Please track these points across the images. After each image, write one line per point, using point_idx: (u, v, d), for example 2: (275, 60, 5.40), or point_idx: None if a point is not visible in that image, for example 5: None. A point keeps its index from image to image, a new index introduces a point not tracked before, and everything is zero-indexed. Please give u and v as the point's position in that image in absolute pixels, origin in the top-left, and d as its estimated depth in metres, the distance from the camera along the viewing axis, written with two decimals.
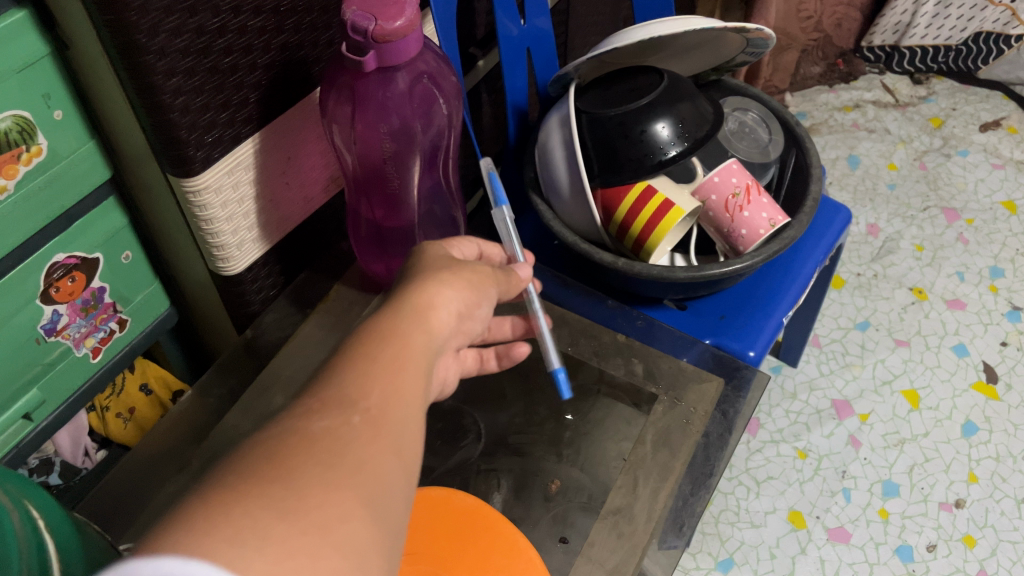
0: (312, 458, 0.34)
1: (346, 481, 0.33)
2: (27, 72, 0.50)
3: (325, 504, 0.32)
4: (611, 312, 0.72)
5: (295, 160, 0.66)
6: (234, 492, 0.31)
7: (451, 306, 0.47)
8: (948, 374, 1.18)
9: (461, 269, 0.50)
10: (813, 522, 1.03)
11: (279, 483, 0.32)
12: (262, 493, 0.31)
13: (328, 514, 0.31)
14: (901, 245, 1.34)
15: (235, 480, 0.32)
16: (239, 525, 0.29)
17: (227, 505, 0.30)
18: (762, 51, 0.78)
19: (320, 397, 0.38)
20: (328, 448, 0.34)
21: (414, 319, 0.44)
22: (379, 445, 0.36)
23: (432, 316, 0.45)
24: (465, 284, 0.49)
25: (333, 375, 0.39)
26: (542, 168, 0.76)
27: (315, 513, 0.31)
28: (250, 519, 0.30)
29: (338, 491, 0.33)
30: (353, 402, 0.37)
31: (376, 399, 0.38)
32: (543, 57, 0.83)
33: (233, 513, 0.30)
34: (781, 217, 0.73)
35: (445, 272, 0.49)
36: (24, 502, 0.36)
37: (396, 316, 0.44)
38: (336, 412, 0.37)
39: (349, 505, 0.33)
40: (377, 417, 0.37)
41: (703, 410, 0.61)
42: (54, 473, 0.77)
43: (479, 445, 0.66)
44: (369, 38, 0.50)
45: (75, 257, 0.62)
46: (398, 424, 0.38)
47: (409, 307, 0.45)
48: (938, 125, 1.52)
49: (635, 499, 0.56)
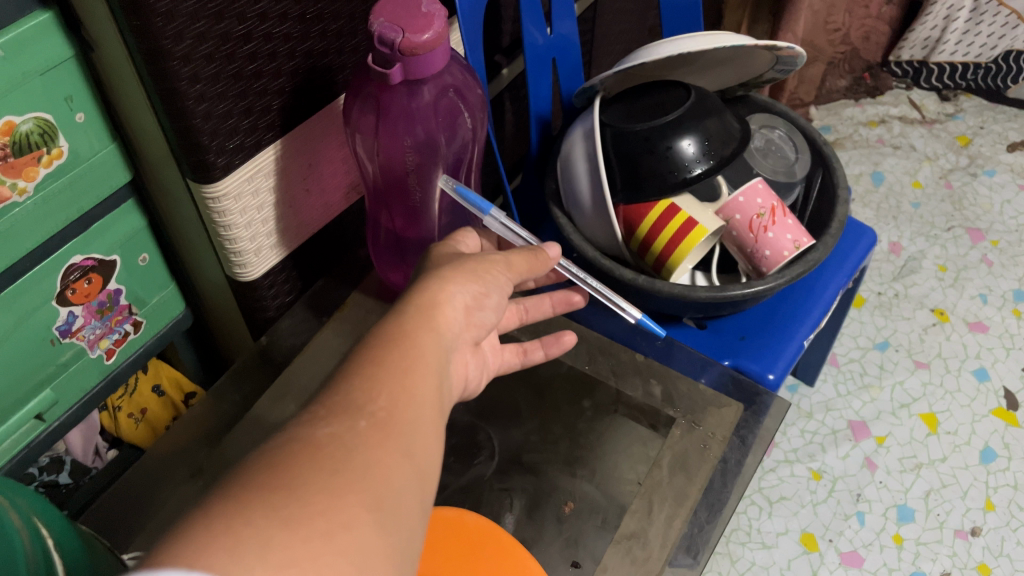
0: (317, 464, 0.32)
1: (352, 487, 0.32)
2: (50, 74, 0.50)
3: (328, 511, 0.31)
4: (630, 330, 0.71)
5: (317, 167, 0.65)
6: (234, 501, 0.30)
7: (458, 305, 0.45)
8: (967, 399, 1.16)
9: (469, 262, 0.48)
10: (826, 546, 1.02)
11: (282, 491, 0.31)
12: (264, 501, 0.30)
13: (331, 521, 0.30)
14: (924, 265, 1.33)
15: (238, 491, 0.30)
16: (241, 535, 0.28)
17: (229, 514, 0.29)
18: (792, 69, 0.76)
19: (327, 403, 0.36)
20: (332, 452, 0.33)
21: (422, 321, 0.42)
22: (386, 449, 0.35)
23: (440, 318, 0.43)
24: (470, 275, 0.47)
25: (344, 379, 0.38)
26: (564, 181, 0.75)
27: (319, 521, 0.30)
28: (252, 526, 0.29)
29: (342, 498, 0.31)
30: (360, 406, 0.36)
31: (383, 402, 0.37)
32: (569, 67, 0.82)
33: (234, 523, 0.29)
34: (806, 239, 0.72)
35: (451, 269, 0.47)
36: (33, 519, 0.35)
37: (402, 319, 0.42)
38: (343, 418, 0.35)
39: (355, 513, 0.31)
40: (384, 421, 0.36)
41: (721, 436, 0.60)
42: (64, 471, 0.77)
43: (493, 464, 0.65)
44: (396, 50, 0.49)
45: (93, 259, 0.62)
46: (408, 425, 0.36)
47: (416, 308, 0.43)
48: (965, 144, 1.50)
49: (649, 524, 0.55)
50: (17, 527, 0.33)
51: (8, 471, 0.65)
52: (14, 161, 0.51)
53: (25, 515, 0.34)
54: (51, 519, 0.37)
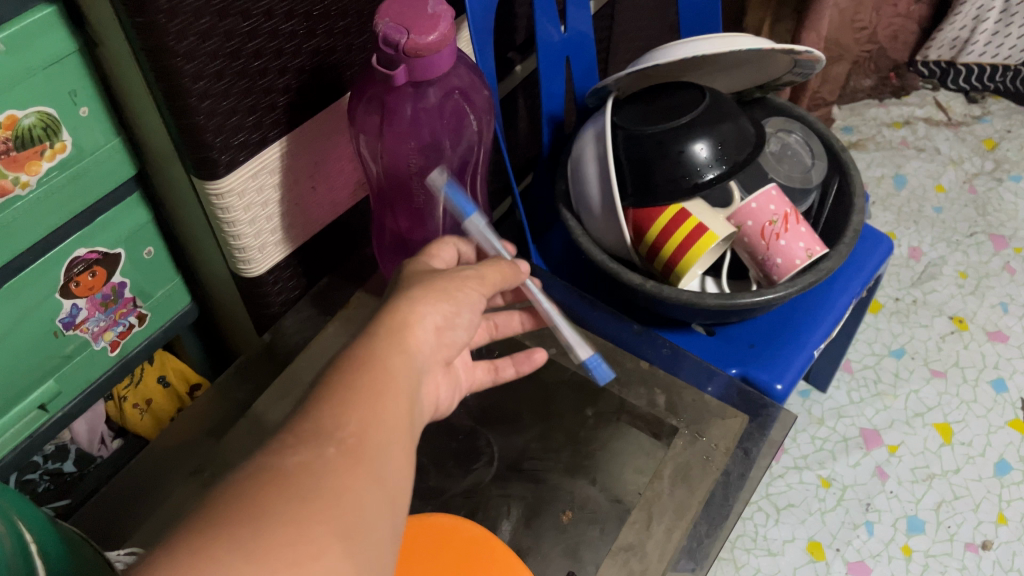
0: (285, 492, 0.32)
1: (321, 515, 0.32)
2: (53, 68, 0.49)
3: (296, 542, 0.30)
4: (636, 336, 0.70)
5: (323, 164, 0.65)
6: (196, 536, 0.29)
7: (429, 322, 0.45)
8: (983, 409, 1.14)
9: (443, 278, 0.48)
10: (833, 555, 1.01)
11: (248, 523, 0.30)
12: (228, 533, 0.30)
13: (298, 552, 0.30)
14: (944, 271, 1.30)
15: (197, 527, 0.30)
16: (203, 572, 0.28)
17: (193, 552, 0.29)
18: (810, 73, 0.75)
19: (298, 429, 0.35)
20: (301, 482, 0.33)
21: (391, 344, 0.42)
22: (356, 475, 0.34)
23: (410, 338, 0.43)
24: (441, 295, 0.46)
25: (316, 403, 0.37)
26: (574, 182, 0.74)
27: (285, 552, 0.30)
28: (213, 561, 0.28)
29: (309, 526, 0.31)
30: (327, 433, 0.35)
31: (353, 427, 0.36)
32: (583, 66, 0.80)
33: (195, 562, 0.28)
34: (819, 248, 0.70)
35: (423, 287, 0.46)
36: (16, 521, 0.34)
37: (370, 339, 0.42)
38: (311, 444, 0.35)
39: (324, 543, 0.31)
40: (355, 447, 0.35)
41: (724, 447, 0.59)
42: (69, 460, 0.77)
43: (491, 470, 0.64)
44: (400, 51, 0.48)
45: (97, 252, 0.62)
46: (378, 452, 0.36)
47: (384, 331, 0.42)
48: (991, 147, 1.47)
49: (648, 537, 0.55)
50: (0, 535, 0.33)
51: (11, 459, 0.65)
52: (16, 155, 0.50)
53: (10, 523, 0.34)
54: (38, 529, 0.36)
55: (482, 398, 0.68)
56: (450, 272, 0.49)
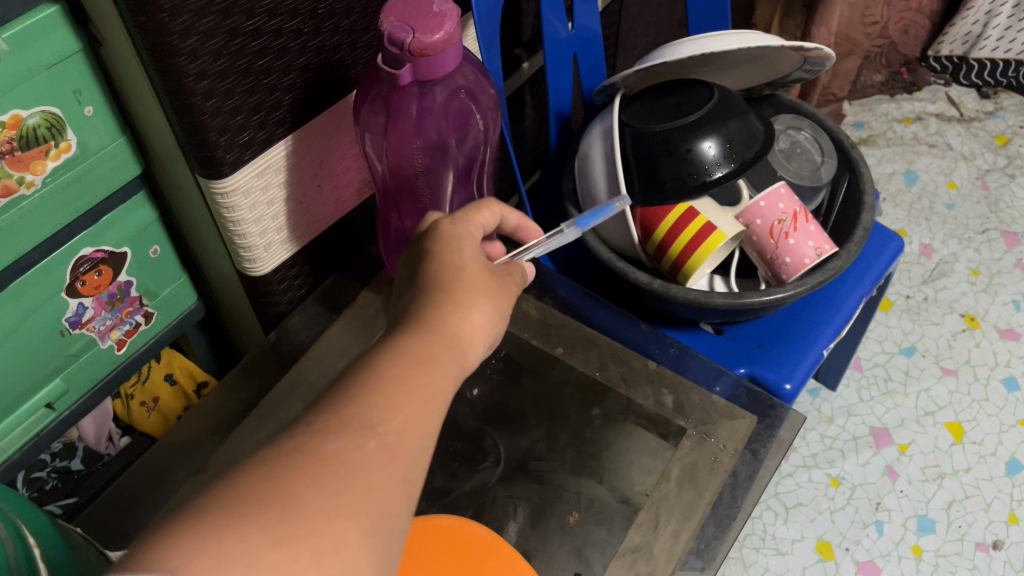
0: (319, 479, 0.33)
1: (350, 508, 0.32)
2: (57, 67, 0.49)
3: (323, 533, 0.31)
4: (643, 336, 0.69)
5: (328, 163, 0.64)
6: (229, 511, 0.30)
7: (483, 327, 0.44)
8: (995, 408, 1.13)
9: (502, 284, 0.47)
10: (842, 554, 1.00)
11: (279, 506, 0.31)
12: (258, 514, 0.31)
13: (324, 543, 0.31)
14: (956, 268, 1.29)
15: (233, 501, 0.31)
16: (232, 554, 0.29)
17: (223, 527, 0.30)
18: (819, 69, 0.74)
19: (340, 414, 0.36)
20: (335, 470, 0.33)
21: (453, 358, 0.41)
22: (387, 476, 0.34)
23: (466, 348, 0.43)
24: (496, 307, 0.45)
25: (356, 389, 0.37)
26: (581, 180, 0.73)
27: (311, 543, 0.31)
28: (243, 541, 0.30)
29: (337, 520, 0.32)
30: (371, 426, 0.36)
31: (398, 424, 0.36)
32: (590, 63, 0.80)
33: (226, 536, 0.29)
34: (828, 246, 0.70)
35: (487, 294, 0.45)
36: (18, 523, 0.35)
37: (429, 341, 0.41)
38: (353, 434, 0.35)
39: (349, 537, 0.32)
40: (395, 444, 0.36)
41: (732, 448, 0.59)
42: (76, 458, 0.77)
43: (497, 471, 0.64)
44: (405, 50, 0.48)
45: (103, 251, 0.62)
46: (411, 458, 0.36)
47: (449, 342, 0.42)
48: (1004, 143, 1.46)
49: (655, 539, 0.55)
50: (5, 539, 0.33)
51: (18, 458, 0.65)
52: (20, 155, 0.50)
53: (13, 527, 0.34)
54: (41, 533, 0.36)
55: (488, 398, 0.68)
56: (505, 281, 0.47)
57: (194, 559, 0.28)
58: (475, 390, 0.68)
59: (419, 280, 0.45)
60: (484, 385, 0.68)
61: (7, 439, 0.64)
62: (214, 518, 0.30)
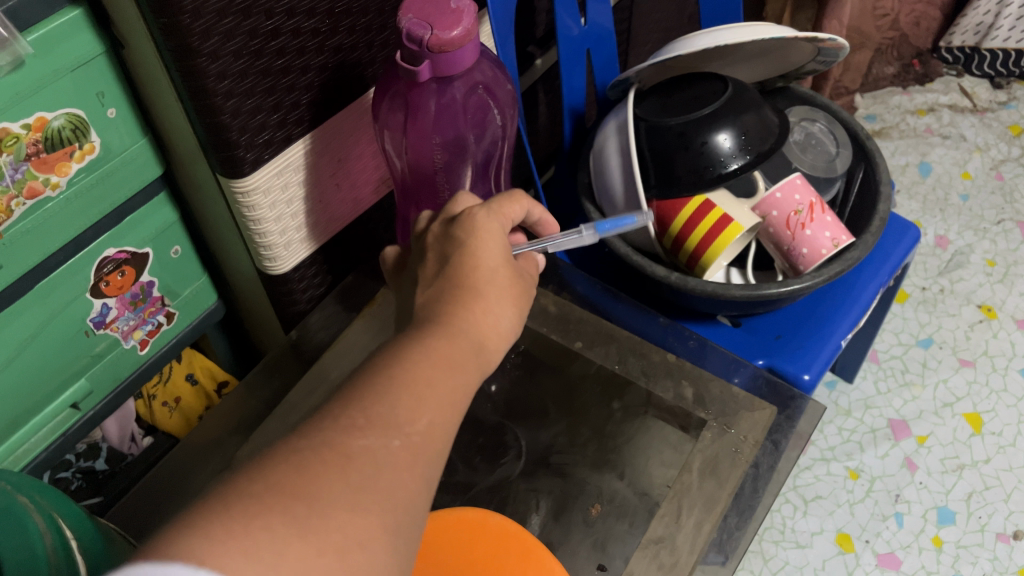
0: (345, 476, 0.33)
1: (375, 507, 0.33)
2: (80, 70, 0.50)
3: (345, 530, 0.31)
4: (661, 329, 0.70)
5: (347, 162, 0.65)
6: (258, 504, 0.30)
7: (505, 329, 0.45)
8: (1014, 399, 1.12)
9: (523, 287, 0.48)
10: (862, 547, 1.00)
11: (304, 500, 0.31)
12: (285, 508, 0.31)
13: (348, 538, 0.31)
14: (971, 259, 1.29)
15: (263, 489, 0.31)
16: (261, 544, 0.29)
17: (252, 516, 0.30)
18: (833, 61, 0.74)
19: (365, 406, 0.36)
20: (361, 468, 0.33)
21: (477, 362, 0.42)
22: (411, 474, 0.35)
23: (489, 350, 0.43)
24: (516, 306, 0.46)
25: (382, 384, 0.37)
26: (597, 174, 0.74)
27: (336, 536, 0.31)
28: (269, 533, 0.29)
29: (361, 516, 0.32)
30: (397, 425, 0.36)
31: (422, 426, 0.37)
32: (603, 59, 0.80)
33: (252, 525, 0.29)
34: (845, 237, 0.69)
35: (511, 298, 0.46)
36: (55, 517, 0.35)
37: (450, 340, 0.41)
38: (379, 431, 0.35)
39: (372, 533, 0.32)
40: (419, 444, 0.36)
41: (753, 440, 0.59)
42: (101, 458, 0.79)
43: (519, 464, 0.64)
44: (424, 47, 0.48)
45: (126, 252, 0.62)
46: (432, 461, 0.36)
47: (476, 346, 0.42)
48: (1018, 134, 1.45)
49: (677, 530, 0.54)
50: (40, 529, 0.34)
51: (45, 459, 0.66)
52: (45, 157, 0.51)
53: (49, 518, 0.35)
54: (78, 522, 0.37)
55: (509, 392, 0.68)
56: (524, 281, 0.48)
57: (223, 544, 0.28)
58: (495, 385, 0.68)
59: (444, 277, 0.45)
60: (503, 380, 0.69)
61: (33, 440, 0.65)
62: (241, 507, 0.30)
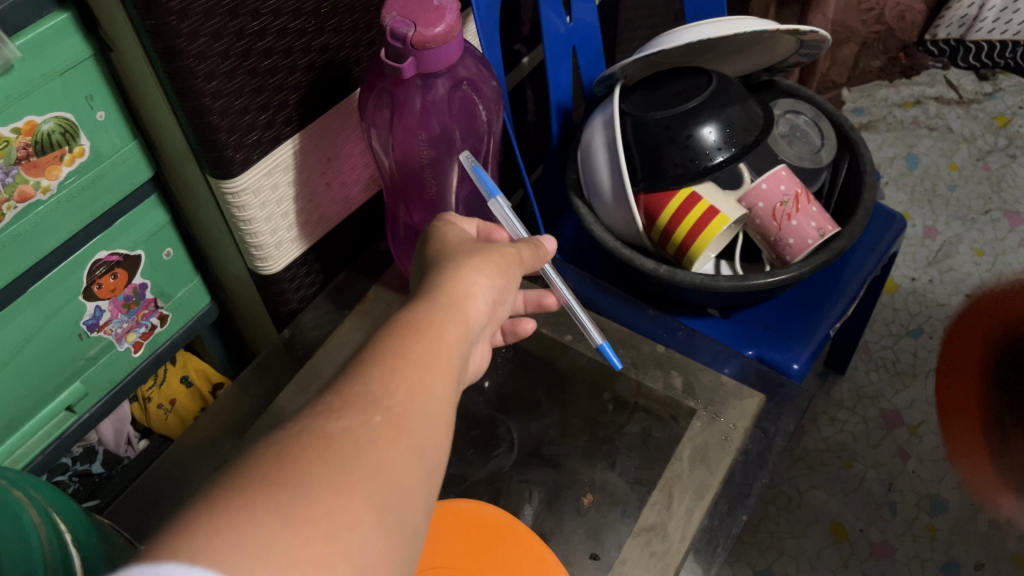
0: (328, 460, 0.31)
1: (361, 486, 0.31)
2: (69, 74, 0.50)
3: (332, 511, 0.29)
4: (651, 321, 0.71)
5: (336, 161, 0.66)
6: (239, 496, 0.29)
7: (481, 292, 0.43)
8: (1004, 386, 1.14)
9: (490, 249, 0.47)
10: (857, 536, 1.01)
11: (289, 489, 0.29)
12: (268, 498, 0.29)
13: (336, 520, 0.29)
14: (960, 249, 1.30)
15: (242, 482, 0.29)
16: (246, 536, 0.27)
17: (232, 506, 0.28)
18: (817, 52, 0.75)
19: (343, 394, 0.35)
20: (343, 450, 0.32)
21: (449, 310, 0.41)
22: (399, 449, 0.33)
23: (468, 312, 0.42)
24: (492, 270, 0.45)
25: (363, 365, 0.36)
26: (585, 170, 0.74)
27: (323, 520, 0.29)
28: (255, 523, 0.28)
29: (349, 498, 0.30)
30: (376, 401, 0.34)
31: (401, 397, 0.35)
32: (589, 55, 0.81)
33: (237, 521, 0.27)
34: (831, 226, 0.70)
35: (475, 256, 0.46)
36: (48, 509, 0.35)
37: (423, 311, 0.40)
38: (357, 412, 0.34)
39: (360, 513, 0.30)
40: (401, 418, 0.34)
41: (743, 427, 0.60)
42: (97, 461, 0.79)
43: (512, 455, 0.65)
44: (408, 44, 0.49)
45: (118, 255, 0.63)
46: (420, 428, 0.35)
47: (442, 298, 0.41)
48: (1004, 124, 1.46)
49: (669, 517, 0.55)
50: (35, 522, 0.34)
51: (41, 462, 0.67)
52: (36, 161, 0.52)
53: (44, 512, 0.35)
54: (72, 517, 0.37)
55: (501, 386, 0.69)
56: (494, 247, 0.47)
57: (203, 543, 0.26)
58: (487, 380, 0.69)
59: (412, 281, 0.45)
60: (495, 375, 0.70)
61: (30, 442, 0.65)
62: (225, 505, 0.28)
